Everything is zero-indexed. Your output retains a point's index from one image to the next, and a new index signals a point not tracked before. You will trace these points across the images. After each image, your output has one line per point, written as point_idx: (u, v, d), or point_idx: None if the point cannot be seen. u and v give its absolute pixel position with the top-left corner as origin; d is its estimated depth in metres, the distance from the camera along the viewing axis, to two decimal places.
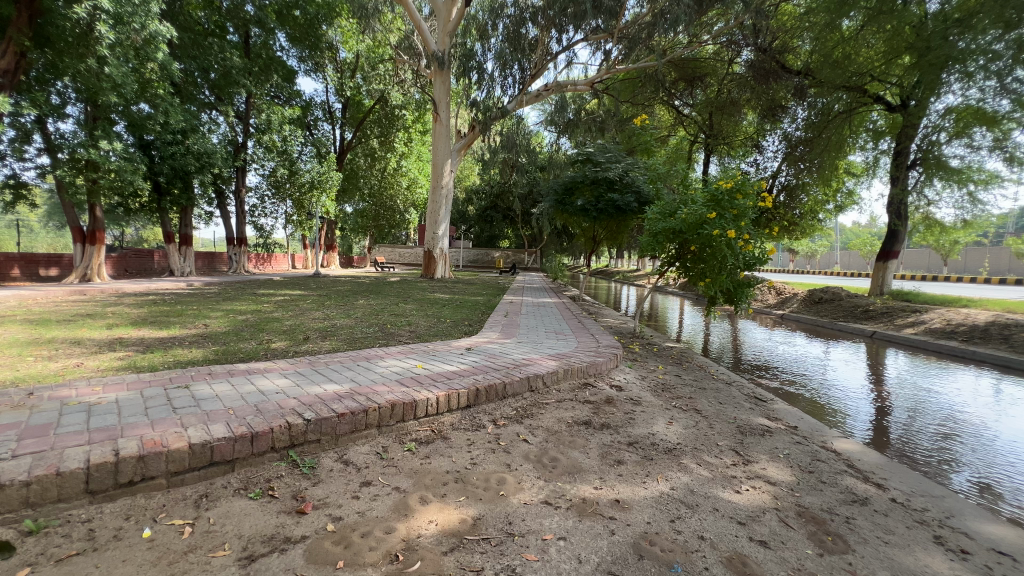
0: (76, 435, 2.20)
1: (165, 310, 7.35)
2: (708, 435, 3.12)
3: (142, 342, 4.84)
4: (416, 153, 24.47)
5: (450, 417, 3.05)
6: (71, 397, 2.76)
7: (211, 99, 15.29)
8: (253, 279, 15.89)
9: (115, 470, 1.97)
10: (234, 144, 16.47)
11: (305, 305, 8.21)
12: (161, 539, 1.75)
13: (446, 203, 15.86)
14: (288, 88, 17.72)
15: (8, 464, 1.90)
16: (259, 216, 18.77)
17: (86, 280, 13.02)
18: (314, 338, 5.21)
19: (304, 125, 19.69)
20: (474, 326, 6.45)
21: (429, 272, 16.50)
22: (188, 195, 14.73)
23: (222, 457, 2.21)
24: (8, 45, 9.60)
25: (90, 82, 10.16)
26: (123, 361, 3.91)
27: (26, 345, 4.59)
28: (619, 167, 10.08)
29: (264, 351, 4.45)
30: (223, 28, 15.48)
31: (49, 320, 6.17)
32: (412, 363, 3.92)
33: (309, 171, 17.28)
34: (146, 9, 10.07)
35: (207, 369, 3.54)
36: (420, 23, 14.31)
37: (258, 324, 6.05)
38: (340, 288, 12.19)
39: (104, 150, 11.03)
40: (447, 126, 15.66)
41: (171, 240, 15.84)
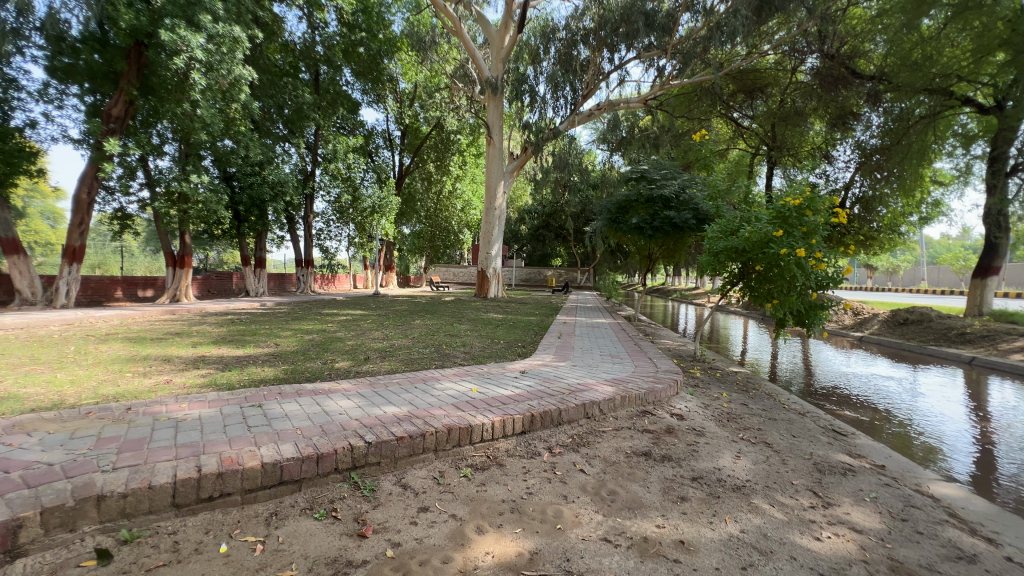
0: (166, 450, 2.41)
1: (241, 329, 7.94)
2: (780, 471, 2.89)
3: (221, 360, 5.23)
4: (471, 175, 25.28)
5: (505, 443, 3.05)
6: (162, 413, 3.02)
7: (285, 133, 16.55)
8: (319, 299, 16.90)
9: (196, 486, 2.11)
10: (305, 173, 17.87)
11: (367, 325, 8.59)
12: (235, 555, 1.85)
13: (500, 224, 16.17)
14: (352, 119, 18.94)
15: (109, 476, 2.09)
16: (325, 239, 19.94)
17: (176, 300, 14.34)
18: (374, 357, 5.43)
19: (367, 152, 20.99)
20: (528, 347, 6.43)
21: (483, 291, 16.62)
22: (263, 222, 15.91)
23: (291, 476, 2.32)
24: (120, 96, 11.16)
25: (185, 123, 11.41)
26: (205, 379, 4.24)
27: (125, 362, 5.10)
28: (676, 184, 9.80)
29: (330, 371, 4.68)
30: (296, 69, 16.84)
31: (145, 338, 6.87)
32: (468, 386, 3.97)
33: (371, 197, 18.28)
34: (232, 56, 11.23)
35: (278, 388, 3.75)
36: (475, 51, 14.90)
37: (322, 344, 6.38)
38: (399, 308, 12.64)
39: (194, 183, 12.31)
40: (500, 148, 16.06)
41: (247, 263, 17.21)
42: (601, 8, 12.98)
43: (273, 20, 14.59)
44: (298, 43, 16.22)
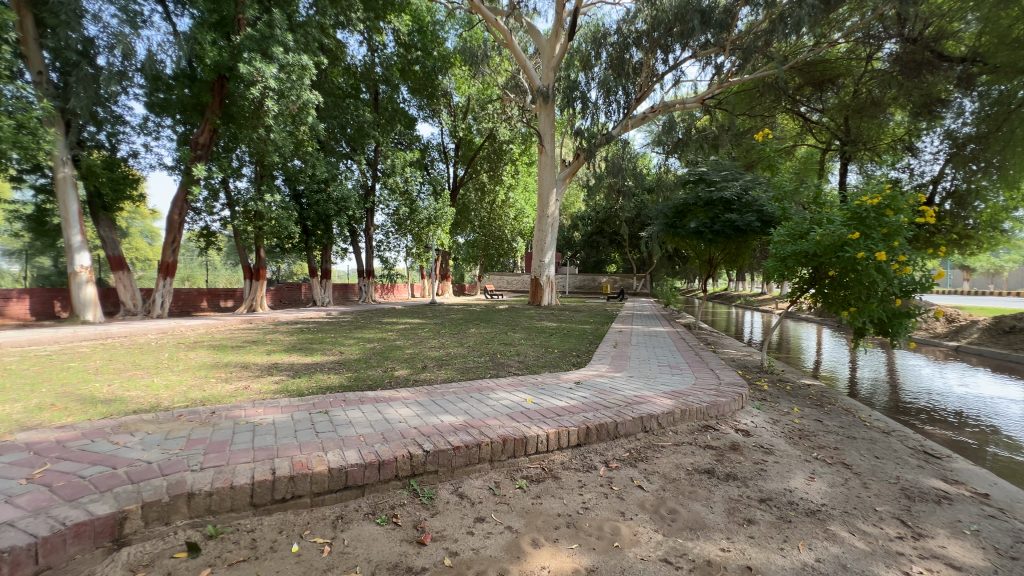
0: (245, 453, 2.60)
1: (310, 338, 8.45)
2: (861, 496, 2.66)
3: (292, 367, 5.59)
4: (523, 183, 25.52)
5: (560, 456, 3.02)
6: (241, 417, 3.27)
7: (347, 151, 17.52)
8: (380, 308, 17.67)
9: (271, 488, 2.26)
10: (366, 188, 18.81)
11: (424, 334, 8.85)
12: (306, 555, 1.96)
13: (552, 232, 16.16)
14: (409, 134, 19.76)
15: (198, 474, 2.30)
16: (384, 250, 20.84)
17: (252, 310, 15.50)
18: (431, 366, 5.58)
19: (423, 165, 21.80)
20: (583, 357, 6.35)
21: (536, 299, 16.61)
22: (328, 236, 16.88)
23: (355, 481, 2.43)
24: (205, 125, 12.31)
25: (261, 147, 12.39)
26: (278, 385, 4.54)
27: (209, 368, 5.58)
28: (738, 185, 9.35)
29: (390, 379, 4.86)
30: (357, 90, 17.82)
31: (227, 346, 7.49)
32: (523, 397, 3.98)
33: (427, 208, 18.91)
34: (300, 82, 12.06)
35: (343, 395, 3.95)
36: (526, 62, 15.10)
37: (383, 352, 6.65)
38: (454, 317, 12.93)
39: (268, 202, 13.31)
40: (553, 156, 16.08)
41: (314, 274, 18.32)
42: (654, 9, 12.79)
43: (336, 46, 15.55)
44: (359, 65, 17.18)
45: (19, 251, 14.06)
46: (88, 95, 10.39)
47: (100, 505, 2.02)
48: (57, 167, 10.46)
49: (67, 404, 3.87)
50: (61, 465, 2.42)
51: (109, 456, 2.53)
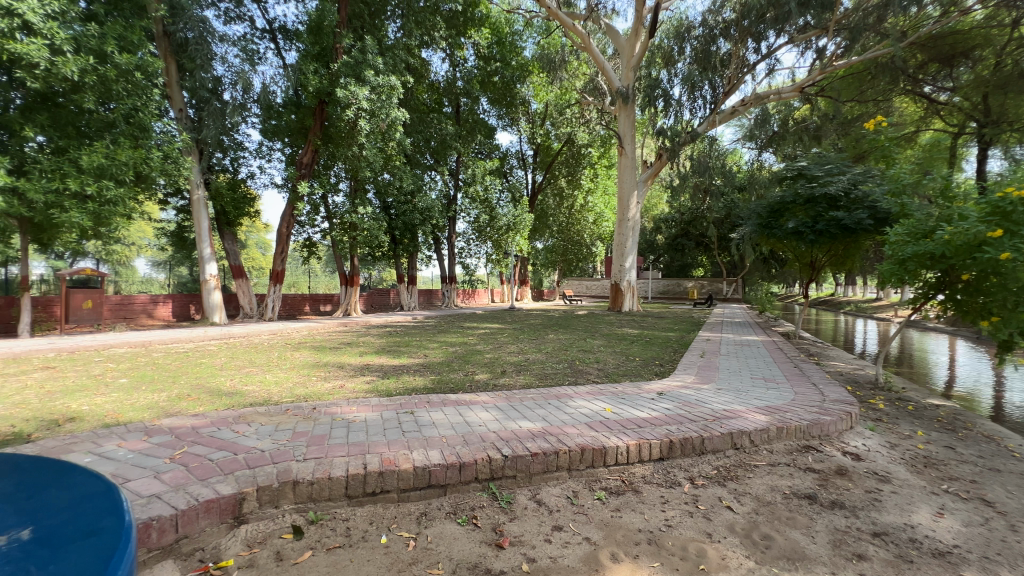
0: (341, 447, 2.82)
1: (398, 340, 8.98)
2: (1006, 541, 2.26)
3: (382, 368, 5.97)
4: (602, 187, 25.11)
5: (641, 469, 2.92)
6: (338, 414, 3.56)
7: (432, 162, 18.42)
8: (461, 313, 18.29)
9: (363, 481, 2.44)
10: (448, 197, 19.64)
11: (504, 339, 9.01)
12: (393, 547, 2.08)
13: (633, 235, 15.71)
14: (489, 144, 20.35)
15: (302, 464, 2.54)
16: (466, 257, 21.60)
17: (347, 314, 16.81)
18: (510, 371, 5.67)
19: (502, 173, 22.32)
20: (666, 366, 6.07)
21: (616, 305, 16.19)
22: (414, 244, 17.83)
23: (437, 481, 2.54)
24: (309, 147, 13.62)
25: (355, 164, 13.43)
26: (370, 385, 4.88)
27: (312, 367, 6.14)
28: (845, 179, 8.43)
29: (471, 382, 5.01)
30: (440, 104, 18.71)
31: (326, 347, 8.19)
32: (602, 406, 3.90)
33: (507, 215, 19.27)
34: (389, 101, 12.90)
35: (428, 397, 4.15)
36: (604, 64, 14.91)
37: (464, 356, 6.87)
38: (533, 322, 13.03)
39: (361, 214, 14.39)
40: (633, 158, 15.65)
41: (402, 280, 19.44)
42: None
43: (421, 65, 16.47)
44: (442, 81, 18.02)
45: (164, 262, 16.48)
46: (217, 126, 11.98)
47: (224, 486, 2.30)
48: (193, 190, 12.05)
49: (199, 395, 4.46)
50: (194, 448, 2.80)
51: (231, 443, 2.88)
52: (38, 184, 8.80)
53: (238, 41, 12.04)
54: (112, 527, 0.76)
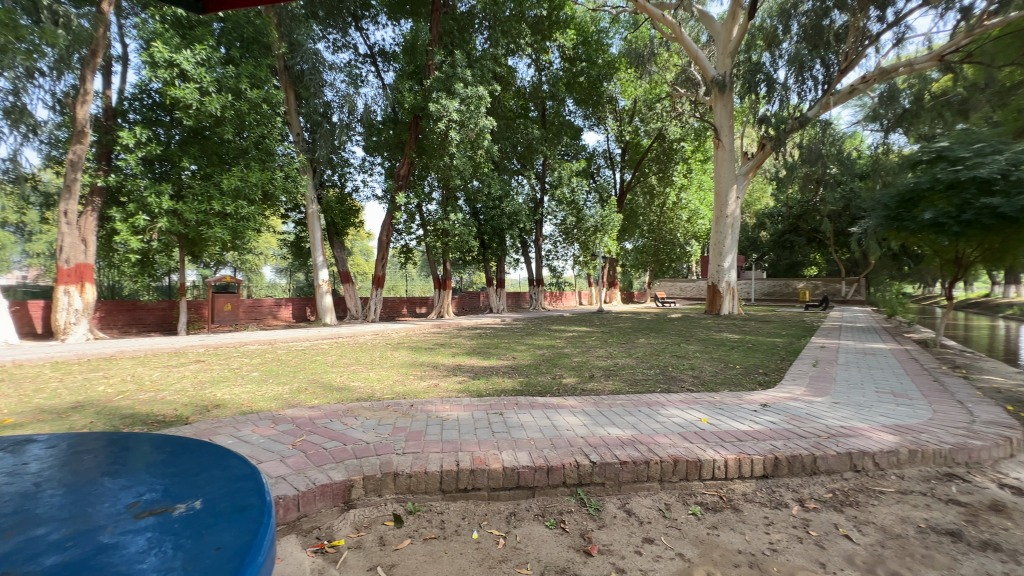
0: (436, 443, 2.99)
1: (488, 342, 9.25)
2: None
3: (473, 369, 6.20)
4: (697, 182, 23.75)
5: (741, 486, 2.72)
6: (433, 412, 3.77)
7: (519, 167, 18.78)
8: (548, 315, 18.36)
9: (456, 477, 2.56)
10: (535, 201, 19.88)
11: (592, 342, 8.88)
12: (484, 543, 2.16)
13: (732, 233, 14.65)
14: (575, 145, 20.27)
15: (401, 458, 2.73)
16: (553, 259, 21.68)
17: (441, 316, 17.69)
18: (598, 376, 5.58)
19: (588, 174, 22.08)
20: (772, 375, 5.56)
21: (713, 308, 15.18)
22: (502, 248, 18.28)
23: (526, 482, 2.58)
24: (405, 160, 14.58)
25: (447, 173, 14.11)
26: (462, 385, 5.09)
27: (409, 366, 6.55)
28: (1002, 158, 7.11)
29: (558, 386, 5.01)
30: (526, 109, 18.99)
31: (422, 347, 8.69)
32: (697, 416, 3.70)
33: (594, 216, 18.99)
34: (478, 110, 13.38)
35: (516, 399, 4.23)
36: (697, 53, 14.13)
37: (552, 360, 6.89)
38: (622, 326, 12.68)
39: (453, 220, 15.09)
40: (731, 150, 14.61)
41: (491, 284, 20.00)
42: None
43: (508, 72, 16.86)
44: (528, 86, 18.28)
45: (286, 269, 18.63)
46: (327, 146, 13.30)
47: (336, 472, 2.55)
48: (309, 204, 13.43)
49: (314, 389, 4.98)
50: (311, 436, 3.13)
51: (342, 434, 3.18)
52: (191, 205, 10.48)
53: (344, 68, 13.29)
54: (256, 505, 0.89)
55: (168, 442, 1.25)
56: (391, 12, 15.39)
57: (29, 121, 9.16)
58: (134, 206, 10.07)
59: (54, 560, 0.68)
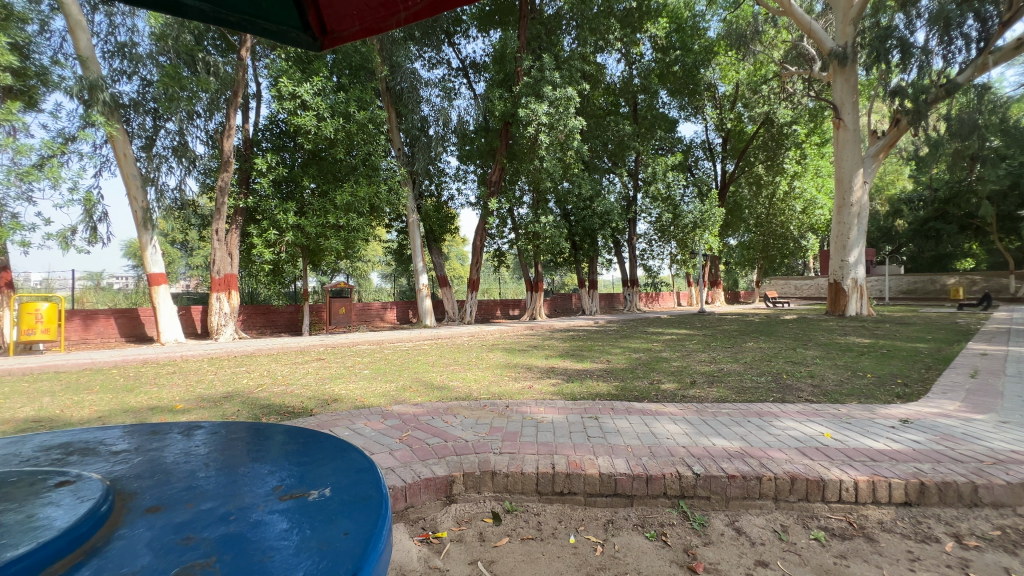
0: (531, 445, 3.03)
1: (581, 345, 9.15)
2: None
3: (566, 372, 6.16)
4: (813, 168, 21.36)
5: (876, 512, 2.39)
6: (528, 413, 3.82)
7: (610, 165, 18.40)
8: (644, 317, 17.66)
9: (551, 480, 2.57)
10: (627, 199, 19.31)
11: (693, 346, 8.38)
12: (581, 548, 2.14)
13: (859, 223, 12.93)
14: (670, 138, 19.36)
15: (498, 457, 2.80)
16: (648, 259, 20.88)
17: (533, 318, 17.87)
18: (700, 382, 5.25)
19: (685, 167, 20.94)
20: (915, 387, 4.79)
21: (837, 308, 13.48)
22: (594, 248, 17.99)
23: (624, 490, 2.51)
24: (497, 166, 15.01)
25: (537, 176, 14.24)
26: (555, 388, 5.09)
27: (504, 368, 6.72)
28: None
29: (657, 392, 4.79)
30: (616, 105, 18.52)
31: (516, 349, 8.85)
32: (818, 429, 3.31)
33: (692, 212, 17.93)
34: (567, 111, 13.33)
35: (612, 404, 4.13)
36: (811, 25, 12.71)
37: (649, 364, 6.61)
38: (727, 328, 11.76)
39: (544, 222, 15.17)
40: (856, 129, 12.90)
41: (583, 285, 19.78)
42: None
43: (597, 70, 16.60)
44: (619, 82, 17.84)
45: (391, 274, 20.10)
46: (425, 158, 14.15)
47: (439, 467, 2.69)
48: (409, 214, 14.41)
49: (417, 387, 5.31)
50: (416, 432, 3.35)
51: (443, 431, 3.35)
52: (311, 220, 11.80)
53: (438, 83, 14.06)
54: (374, 497, 0.97)
55: (300, 433, 1.42)
56: (481, 25, 15.99)
57: (190, 156, 10.98)
58: (267, 222, 11.59)
59: (221, 530, 0.81)
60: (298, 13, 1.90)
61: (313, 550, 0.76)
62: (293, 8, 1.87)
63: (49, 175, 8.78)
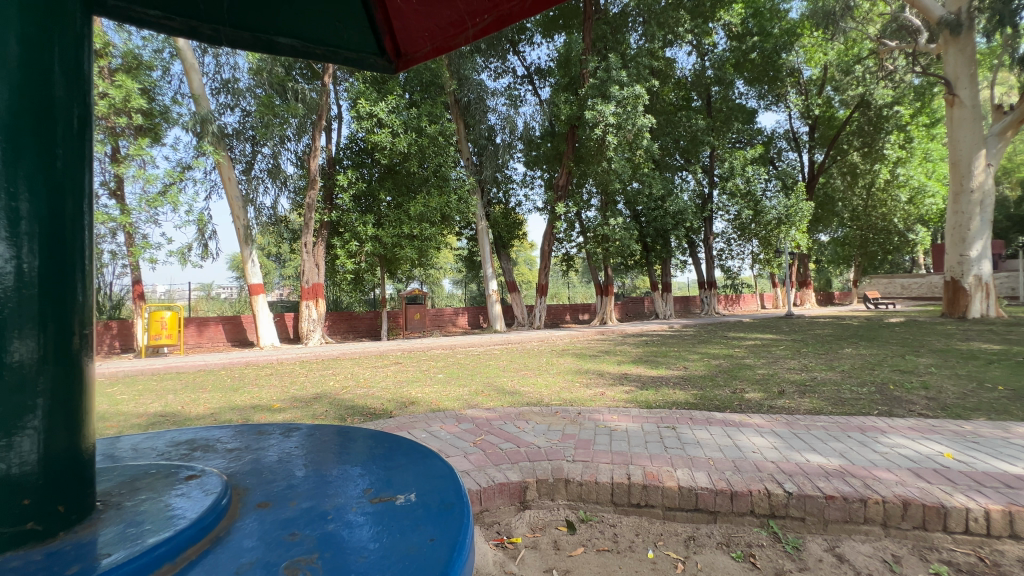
0: (605, 453, 2.96)
1: (656, 350, 8.81)
2: None
3: (640, 379, 5.96)
4: (920, 151, 19.03)
5: (1015, 549, 2.07)
6: (601, 421, 3.75)
7: (682, 163, 17.67)
8: (723, 321, 16.64)
9: (627, 491, 2.49)
10: (702, 197, 18.38)
11: (781, 352, 7.75)
12: (661, 565, 2.06)
13: (982, 212, 11.33)
14: (749, 130, 18.22)
15: (571, 465, 2.77)
16: (726, 259, 19.74)
17: (604, 322, 17.50)
18: (790, 391, 4.84)
19: (767, 160, 19.55)
20: None
21: (955, 310, 11.85)
22: (667, 250, 17.29)
23: (706, 506, 2.38)
24: (564, 170, 14.97)
25: (604, 178, 13.94)
26: (629, 395, 4.95)
27: (575, 374, 6.64)
28: None
29: (739, 402, 4.49)
30: (688, 100, 17.76)
31: (586, 354, 8.71)
32: (936, 448, 2.93)
33: (776, 207, 16.67)
34: (635, 110, 12.99)
35: (690, 413, 3.93)
36: None
37: (730, 371, 6.21)
38: (819, 333, 10.75)
39: (613, 225, 14.82)
40: (975, 104, 11.31)
41: (656, 288, 19.07)
42: None
43: (666, 65, 16.03)
44: (690, 75, 17.10)
45: (462, 280, 20.69)
46: (492, 166, 14.47)
47: (513, 472, 2.71)
48: (478, 222, 14.76)
49: (489, 392, 5.41)
50: (489, 437, 3.41)
51: (515, 437, 3.38)
52: (388, 231, 12.51)
53: (504, 92, 14.31)
54: (456, 504, 1.00)
55: (384, 438, 1.49)
56: (545, 31, 16.09)
57: (282, 176, 12.06)
58: (348, 235, 12.43)
59: (320, 528, 0.88)
60: (376, 39, 2.02)
61: (400, 555, 0.80)
62: (370, 35, 2.00)
63: (170, 200, 10.05)
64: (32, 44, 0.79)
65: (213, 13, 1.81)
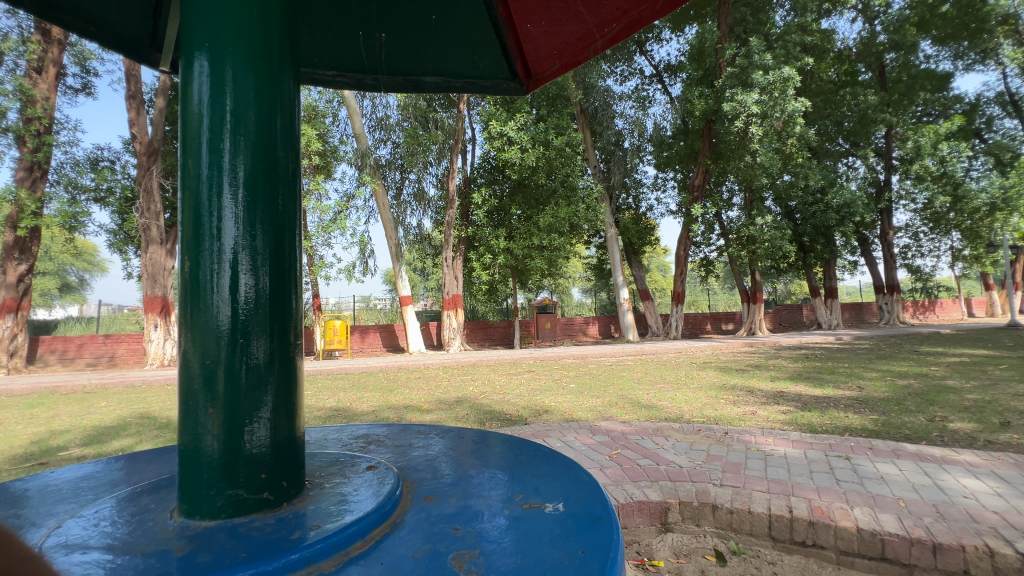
0: (760, 480, 2.66)
1: (819, 366, 7.62)
2: None
3: (801, 398, 5.20)
4: None
5: None
6: (752, 443, 3.38)
7: (847, 147, 15.23)
8: (911, 332, 13.78)
9: (790, 526, 2.21)
10: (876, 185, 15.55)
11: (1002, 373, 6.09)
12: None
13: None
14: (941, 99, 14.96)
15: (718, 489, 2.54)
16: (913, 257, 16.39)
17: (752, 332, 15.77)
18: (1020, 424, 3.77)
19: (970, 132, 15.77)
20: None
21: None
22: (830, 249, 14.95)
23: (896, 556, 2.00)
24: (699, 169, 13.99)
25: (749, 174, 12.68)
26: (787, 416, 4.36)
27: (719, 389, 6.07)
28: None
29: (941, 432, 3.63)
30: (854, 74, 15.28)
31: (732, 368, 7.91)
32: None
33: (986, 189, 13.33)
34: (785, 95, 11.58)
35: (868, 442, 3.32)
36: None
37: (925, 394, 5.08)
38: None
39: (760, 224, 13.32)
40: None
41: (816, 293, 16.59)
42: None
43: (822, 39, 14.03)
44: (856, 45, 14.78)
45: (591, 289, 20.50)
46: (620, 171, 14.18)
47: (652, 491, 2.57)
48: (607, 229, 14.56)
49: (624, 404, 5.24)
50: (625, 451, 3.31)
51: (654, 453, 3.22)
52: (519, 243, 13.04)
53: (632, 95, 13.96)
54: (604, 517, 1.00)
55: (522, 445, 1.55)
56: (674, 25, 15.30)
57: (426, 199, 13.32)
58: (483, 248, 13.28)
59: (477, 526, 0.95)
60: (508, 65, 2.14)
61: (554, 562, 0.82)
62: (503, 61, 2.12)
63: (340, 226, 11.87)
64: (264, 117, 1.01)
65: (374, 64, 2.11)
